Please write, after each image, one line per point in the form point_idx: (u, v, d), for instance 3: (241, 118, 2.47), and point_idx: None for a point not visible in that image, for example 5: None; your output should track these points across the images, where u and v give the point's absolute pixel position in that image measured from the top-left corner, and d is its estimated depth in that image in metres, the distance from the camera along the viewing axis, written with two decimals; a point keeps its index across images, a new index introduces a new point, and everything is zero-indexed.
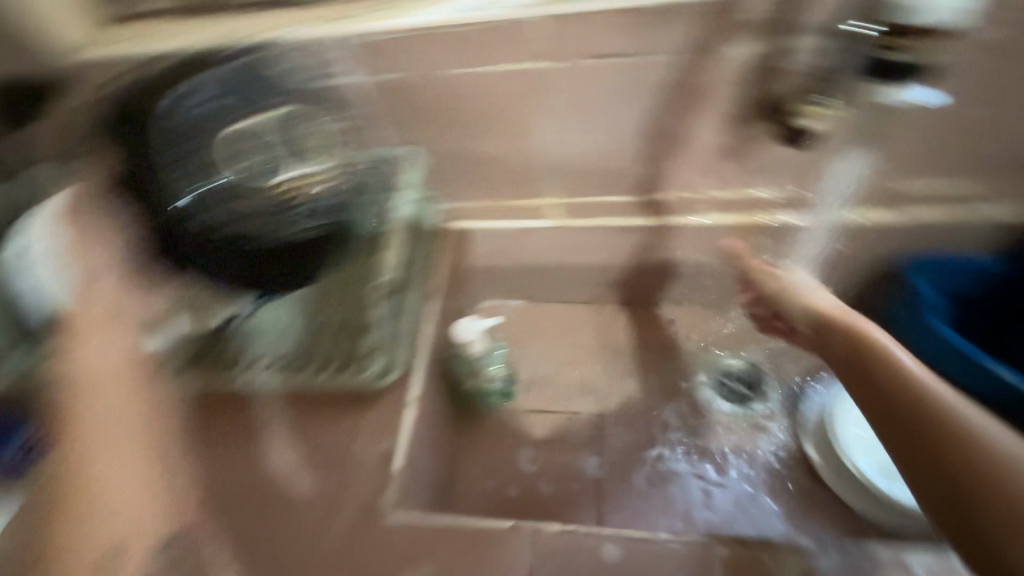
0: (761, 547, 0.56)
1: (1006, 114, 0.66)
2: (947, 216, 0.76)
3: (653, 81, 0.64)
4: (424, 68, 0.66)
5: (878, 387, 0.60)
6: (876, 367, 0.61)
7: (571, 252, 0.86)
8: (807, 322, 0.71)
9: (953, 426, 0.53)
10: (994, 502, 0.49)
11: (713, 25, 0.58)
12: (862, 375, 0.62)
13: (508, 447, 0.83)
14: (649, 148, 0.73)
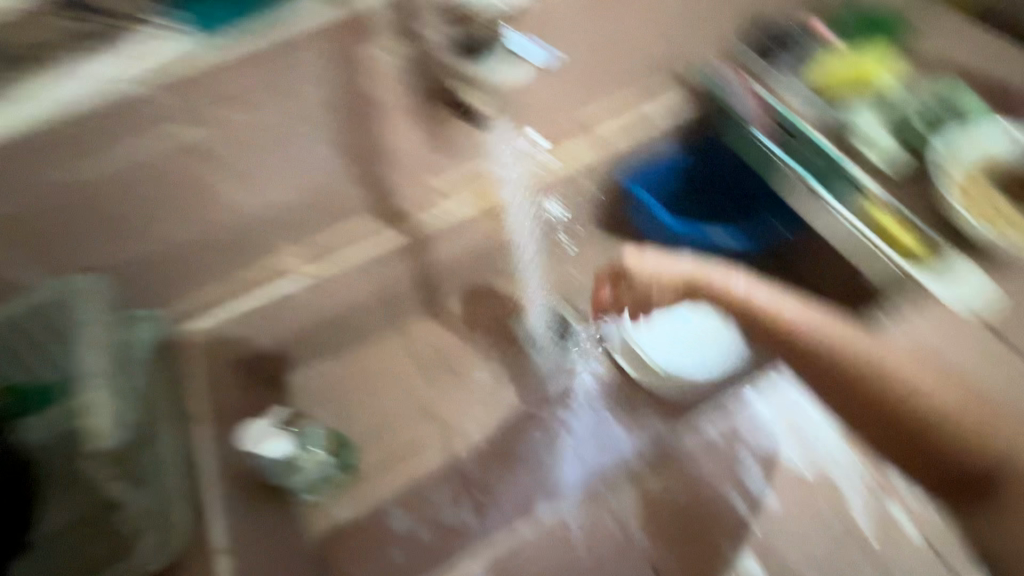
0: (691, 503, 0.77)
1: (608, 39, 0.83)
2: (623, 124, 0.91)
3: (308, 108, 0.69)
4: (75, 169, 0.60)
5: (812, 363, 0.68)
6: (783, 336, 0.69)
7: (335, 292, 0.83)
8: (671, 294, 0.77)
9: (890, 378, 0.63)
10: (914, 430, 0.62)
11: (340, 50, 0.66)
12: (822, 371, 0.67)
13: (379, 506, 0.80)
14: (355, 167, 0.77)
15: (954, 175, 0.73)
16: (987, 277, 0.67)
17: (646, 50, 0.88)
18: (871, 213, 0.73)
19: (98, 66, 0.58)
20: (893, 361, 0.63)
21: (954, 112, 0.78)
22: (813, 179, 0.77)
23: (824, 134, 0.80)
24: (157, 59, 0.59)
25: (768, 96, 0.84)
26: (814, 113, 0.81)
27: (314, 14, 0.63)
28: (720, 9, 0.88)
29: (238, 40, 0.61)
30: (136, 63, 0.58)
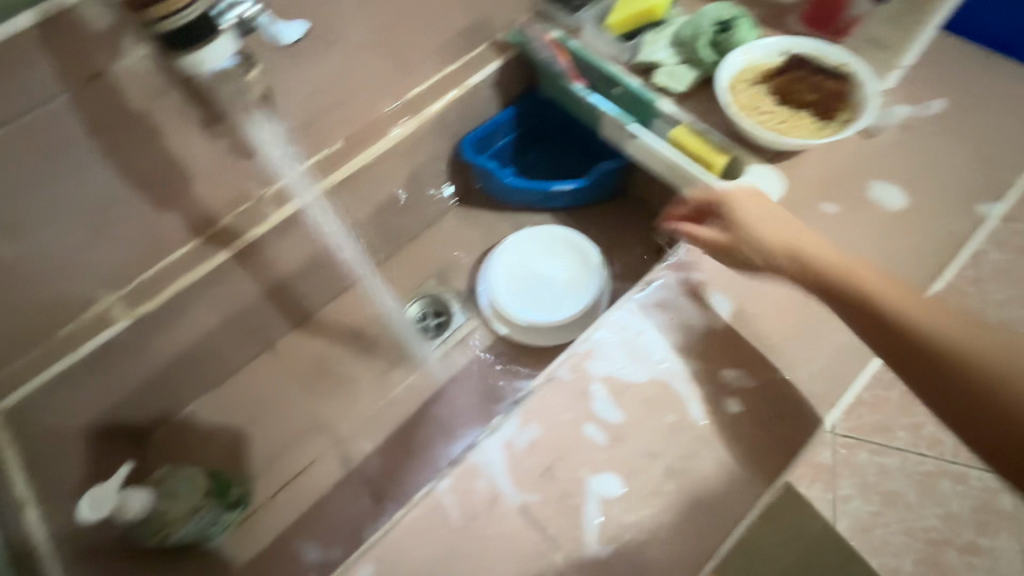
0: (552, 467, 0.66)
1: None
2: (452, 98, 0.83)
3: (65, 134, 0.53)
4: None
5: (875, 304, 0.53)
6: (872, 305, 0.53)
7: (178, 330, 0.75)
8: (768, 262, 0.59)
9: (959, 335, 0.50)
10: (1006, 418, 0.47)
11: (54, 55, 0.48)
12: (892, 337, 0.52)
13: (292, 527, 0.80)
14: (150, 192, 0.64)
15: (745, 77, 0.70)
16: (785, 178, 0.67)
17: (471, 7, 0.78)
18: (677, 138, 0.72)
19: None
20: (954, 326, 0.51)
21: (745, 18, 0.73)
22: (627, 121, 0.76)
23: (629, 72, 0.78)
24: None
25: (567, 41, 0.81)
26: (617, 53, 0.80)
27: (28, 15, 0.46)
28: None
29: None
30: None
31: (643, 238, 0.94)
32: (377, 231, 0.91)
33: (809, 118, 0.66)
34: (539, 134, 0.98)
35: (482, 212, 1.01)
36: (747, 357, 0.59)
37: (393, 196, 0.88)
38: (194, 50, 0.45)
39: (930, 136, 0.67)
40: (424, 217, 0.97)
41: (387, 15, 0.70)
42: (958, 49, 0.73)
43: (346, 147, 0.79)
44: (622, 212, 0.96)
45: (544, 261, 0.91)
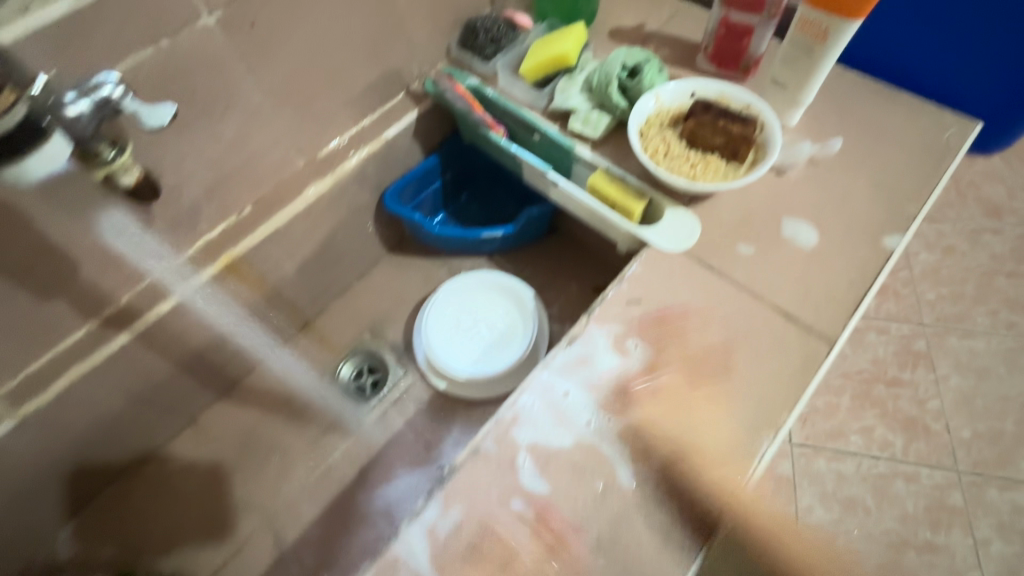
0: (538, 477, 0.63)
1: (317, 31, 0.65)
2: (371, 151, 0.81)
3: None
4: None
5: None
6: None
7: (76, 423, 0.70)
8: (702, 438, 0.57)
9: None
10: None
11: None
12: None
13: None
14: (27, 283, 0.58)
15: (655, 121, 0.71)
16: (699, 219, 0.68)
17: (379, 60, 0.76)
18: (595, 185, 0.72)
19: None
20: None
21: (652, 62, 0.74)
22: (546, 169, 0.76)
23: (546, 118, 0.78)
24: None
25: (483, 89, 0.81)
26: (532, 99, 0.79)
27: None
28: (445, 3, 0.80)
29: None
30: None
31: (580, 276, 0.94)
32: (303, 290, 0.87)
33: (719, 161, 0.67)
34: (466, 177, 0.96)
35: (416, 259, 0.98)
36: (671, 410, 0.57)
37: (314, 255, 0.84)
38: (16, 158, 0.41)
39: (836, 172, 0.69)
40: (353, 270, 0.93)
41: (286, 77, 0.66)
42: (856, 83, 0.75)
43: (257, 211, 0.75)
44: (557, 249, 0.96)
45: (479, 309, 0.88)
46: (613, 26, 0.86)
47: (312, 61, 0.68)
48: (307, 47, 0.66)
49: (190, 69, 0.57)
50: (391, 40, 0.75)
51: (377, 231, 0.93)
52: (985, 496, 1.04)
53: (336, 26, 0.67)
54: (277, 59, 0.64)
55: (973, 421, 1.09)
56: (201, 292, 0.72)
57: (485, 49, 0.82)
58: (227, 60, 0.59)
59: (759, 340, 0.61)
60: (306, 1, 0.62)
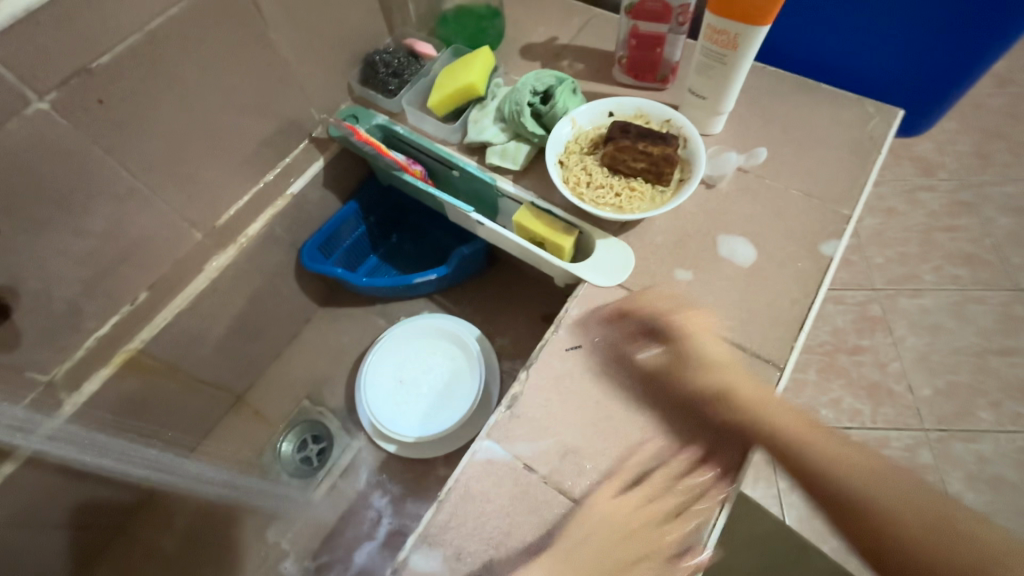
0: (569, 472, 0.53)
1: (183, 96, 0.58)
2: (277, 211, 0.75)
3: None
4: None
5: None
6: None
7: None
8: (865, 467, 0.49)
9: None
10: None
11: None
12: None
13: None
14: None
15: (574, 148, 0.66)
16: (632, 248, 0.64)
17: (269, 114, 0.69)
18: (520, 222, 0.68)
19: None
20: None
21: (565, 83, 0.70)
22: (468, 209, 0.71)
23: (463, 153, 0.73)
24: None
25: (393, 128, 0.75)
26: (445, 134, 0.74)
27: None
28: (336, 41, 0.73)
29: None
30: None
31: (526, 306, 0.89)
32: (228, 366, 0.80)
33: (644, 185, 0.64)
34: (392, 218, 0.90)
35: (351, 310, 0.91)
36: (626, 468, 0.53)
37: (232, 327, 0.77)
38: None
39: (766, 179, 0.67)
40: (281, 333, 0.86)
41: (159, 148, 0.59)
42: (774, 82, 0.73)
43: (155, 296, 0.67)
44: (500, 280, 0.91)
45: (422, 359, 0.83)
46: (522, 44, 0.81)
47: (186, 128, 0.60)
48: (174, 115, 0.58)
49: (33, 166, 0.50)
50: (276, 90, 0.68)
51: (303, 289, 0.86)
52: (952, 451, 1.02)
53: (204, 88, 0.60)
54: (140, 136, 0.56)
55: (933, 378, 1.07)
56: (61, 431, 0.62)
57: (388, 83, 0.76)
58: (74, 146, 0.52)
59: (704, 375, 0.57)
60: (161, 70, 0.55)
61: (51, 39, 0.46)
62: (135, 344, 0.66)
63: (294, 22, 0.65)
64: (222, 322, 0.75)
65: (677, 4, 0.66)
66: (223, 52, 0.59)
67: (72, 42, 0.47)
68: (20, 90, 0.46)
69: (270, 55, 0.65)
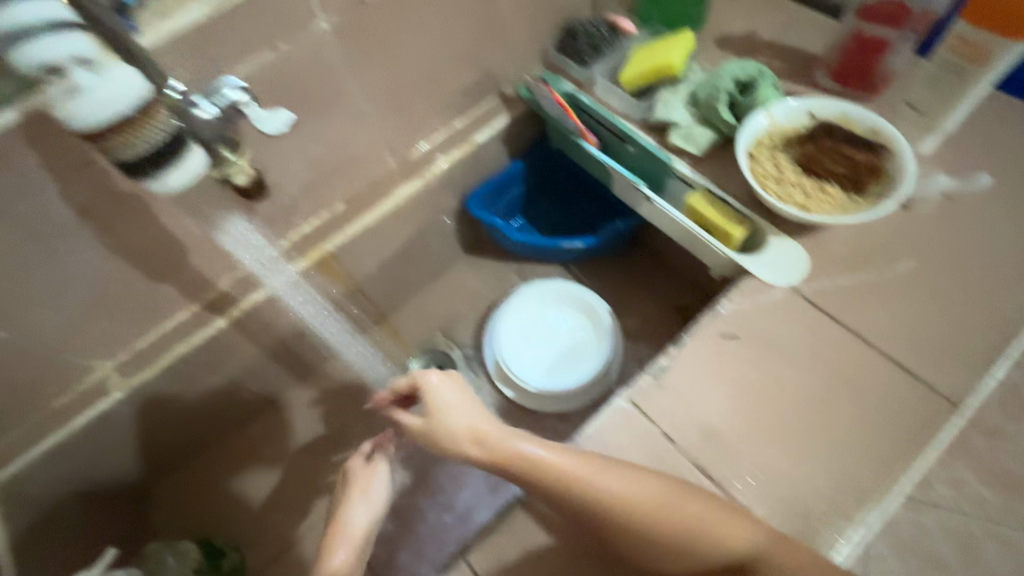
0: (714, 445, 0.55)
1: (420, 38, 0.65)
2: (459, 155, 0.81)
3: (59, 222, 0.52)
4: None
5: None
6: None
7: (177, 396, 0.74)
8: None
9: None
10: None
11: (37, 152, 0.47)
12: None
13: None
14: (144, 267, 0.61)
15: (767, 143, 0.65)
16: (808, 254, 0.63)
17: (476, 65, 0.75)
18: (693, 204, 0.68)
19: None
20: None
21: (768, 77, 0.68)
22: (640, 185, 0.73)
23: (643, 130, 0.74)
24: None
25: (578, 95, 0.78)
26: (629, 109, 0.76)
27: (14, 111, 0.44)
28: (546, 8, 0.77)
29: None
30: None
31: (660, 292, 0.90)
32: (382, 287, 0.89)
33: (838, 192, 0.61)
34: (548, 184, 0.93)
35: (489, 263, 0.97)
36: (771, 462, 0.54)
37: (395, 252, 0.85)
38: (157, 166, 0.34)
39: (975, 208, 0.62)
40: (428, 268, 0.94)
41: (392, 76, 0.67)
42: (1002, 109, 0.67)
43: (348, 209, 0.76)
44: (637, 263, 0.92)
45: (554, 319, 0.86)
46: (719, 34, 0.81)
47: (412, 66, 0.68)
48: (408, 52, 0.66)
49: (302, 72, 0.58)
50: (488, 45, 0.74)
51: (455, 232, 0.92)
52: None
53: (437, 31, 0.67)
54: (380, 66, 0.64)
55: None
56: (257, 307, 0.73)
57: (584, 54, 0.79)
58: (335, 61, 0.60)
59: (834, 423, 0.55)
60: (413, 9, 0.62)
61: None
62: (329, 245, 0.75)
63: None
64: (391, 245, 0.83)
65: (919, 7, 0.63)
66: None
67: None
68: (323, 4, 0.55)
69: (495, 10, 0.71)
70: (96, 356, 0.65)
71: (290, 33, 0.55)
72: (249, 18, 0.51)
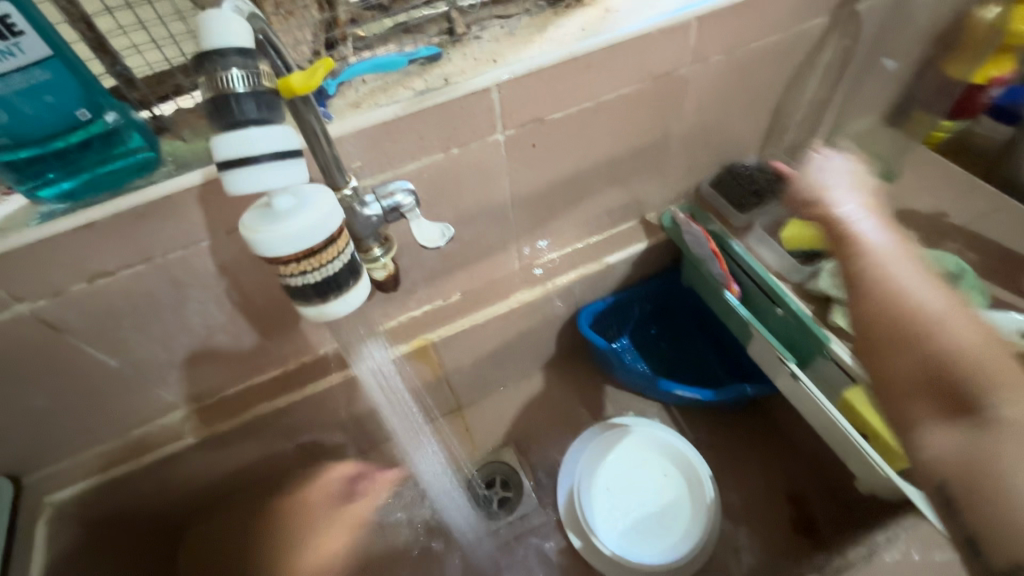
0: None
1: (584, 159, 0.63)
2: (587, 271, 0.76)
3: (199, 274, 0.52)
4: None
5: None
6: None
7: (243, 451, 0.71)
8: None
9: None
10: None
11: (205, 212, 0.47)
12: None
13: None
14: (258, 324, 0.60)
15: None
16: None
17: (628, 189, 0.72)
18: (849, 400, 0.59)
19: None
20: None
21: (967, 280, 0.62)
22: (787, 357, 0.64)
23: (797, 294, 0.67)
24: None
25: (729, 241, 0.72)
26: (786, 270, 0.68)
27: (197, 174, 0.45)
28: (713, 147, 0.74)
29: (60, 215, 0.44)
30: None
31: (772, 470, 0.78)
32: (469, 381, 0.84)
33: None
34: (668, 315, 0.87)
35: (582, 379, 0.90)
36: None
37: (493, 352, 0.80)
38: (322, 303, 0.33)
39: None
40: (516, 371, 0.88)
41: (545, 189, 0.65)
42: None
43: (462, 302, 0.73)
44: (752, 428, 0.81)
45: (643, 470, 0.78)
46: (902, 207, 0.73)
47: (567, 182, 0.66)
48: (568, 169, 0.63)
49: (464, 175, 0.57)
50: (646, 173, 0.71)
51: (557, 341, 0.87)
52: None
53: (601, 154, 0.64)
54: (538, 179, 0.63)
55: None
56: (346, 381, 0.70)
57: (745, 198, 0.74)
58: (499, 169, 0.59)
59: None
60: (586, 131, 0.60)
61: (542, 87, 0.53)
62: (430, 336, 0.71)
63: (698, 121, 0.68)
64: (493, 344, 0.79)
65: None
66: (635, 131, 0.64)
67: (547, 98, 0.54)
68: (504, 120, 0.54)
69: (664, 144, 0.68)
70: (185, 395, 0.64)
71: (469, 141, 0.54)
72: (435, 123, 0.50)
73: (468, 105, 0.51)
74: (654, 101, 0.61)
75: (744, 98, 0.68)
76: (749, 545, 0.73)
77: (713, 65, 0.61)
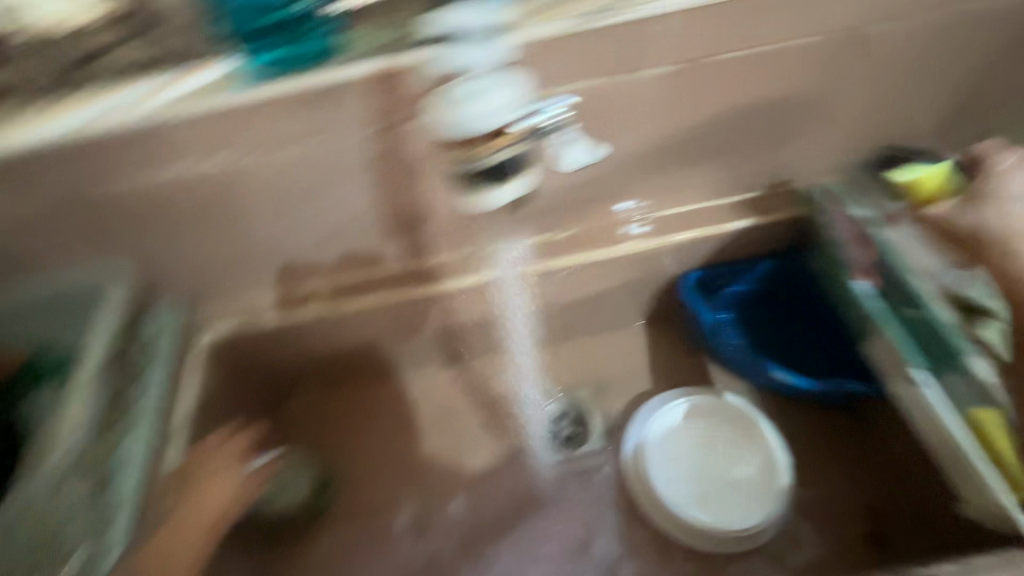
0: None
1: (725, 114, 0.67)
2: (710, 232, 0.75)
3: (355, 159, 0.58)
4: (132, 179, 0.56)
5: None
6: None
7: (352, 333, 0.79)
8: None
9: None
10: None
11: (380, 99, 0.53)
12: None
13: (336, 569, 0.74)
14: (390, 219, 0.66)
15: None
16: None
17: (762, 152, 0.73)
18: (976, 420, 0.56)
19: (151, 89, 0.53)
20: None
21: None
22: (912, 366, 0.61)
23: (942, 297, 0.61)
24: (195, 95, 0.52)
25: (880, 230, 0.66)
26: (933, 268, 0.62)
27: (369, 65, 0.51)
28: (861, 123, 0.71)
29: (255, 86, 0.52)
30: (172, 98, 0.52)
31: (852, 473, 0.76)
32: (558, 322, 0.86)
33: None
34: (774, 295, 0.83)
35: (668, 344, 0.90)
36: None
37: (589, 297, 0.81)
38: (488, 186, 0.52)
39: None
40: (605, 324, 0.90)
41: (679, 137, 0.68)
42: None
43: (570, 240, 0.75)
44: (840, 428, 0.79)
45: (719, 441, 0.77)
46: None
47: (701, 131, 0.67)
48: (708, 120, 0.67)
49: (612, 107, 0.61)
50: (779, 147, 0.72)
51: (653, 302, 0.87)
52: None
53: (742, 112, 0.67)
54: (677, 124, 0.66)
55: None
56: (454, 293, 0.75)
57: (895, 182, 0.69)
58: (649, 106, 0.63)
59: None
60: (734, 83, 0.63)
61: (703, 32, 0.57)
62: (543, 264, 0.75)
63: (851, 93, 0.68)
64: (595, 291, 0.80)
65: None
66: (786, 89, 0.66)
67: (701, 46, 0.58)
68: (666, 56, 0.58)
69: (803, 113, 0.69)
70: (317, 271, 0.73)
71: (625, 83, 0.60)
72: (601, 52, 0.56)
73: (634, 42, 0.56)
74: (814, 62, 0.63)
75: (902, 74, 0.67)
76: (811, 538, 0.72)
77: (872, 35, 0.62)
